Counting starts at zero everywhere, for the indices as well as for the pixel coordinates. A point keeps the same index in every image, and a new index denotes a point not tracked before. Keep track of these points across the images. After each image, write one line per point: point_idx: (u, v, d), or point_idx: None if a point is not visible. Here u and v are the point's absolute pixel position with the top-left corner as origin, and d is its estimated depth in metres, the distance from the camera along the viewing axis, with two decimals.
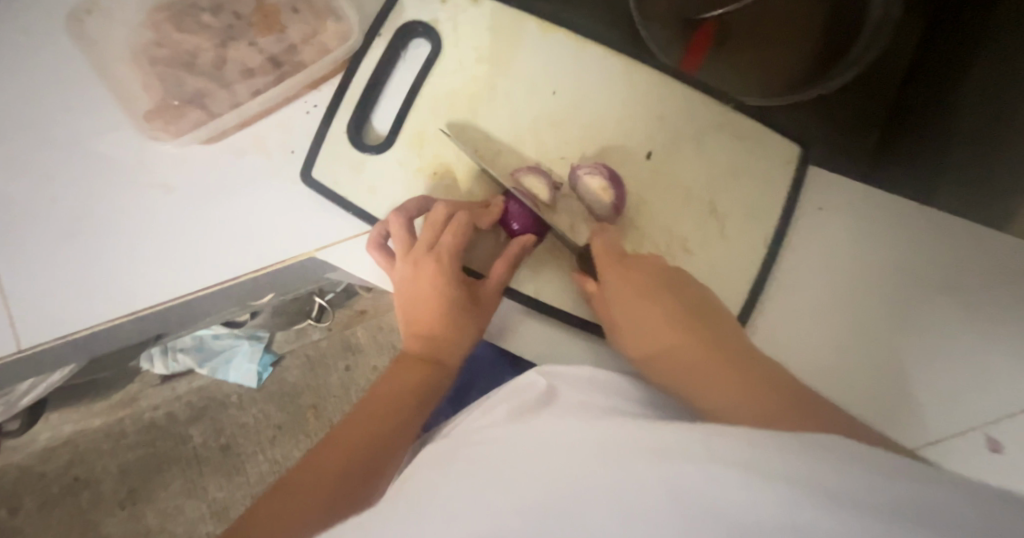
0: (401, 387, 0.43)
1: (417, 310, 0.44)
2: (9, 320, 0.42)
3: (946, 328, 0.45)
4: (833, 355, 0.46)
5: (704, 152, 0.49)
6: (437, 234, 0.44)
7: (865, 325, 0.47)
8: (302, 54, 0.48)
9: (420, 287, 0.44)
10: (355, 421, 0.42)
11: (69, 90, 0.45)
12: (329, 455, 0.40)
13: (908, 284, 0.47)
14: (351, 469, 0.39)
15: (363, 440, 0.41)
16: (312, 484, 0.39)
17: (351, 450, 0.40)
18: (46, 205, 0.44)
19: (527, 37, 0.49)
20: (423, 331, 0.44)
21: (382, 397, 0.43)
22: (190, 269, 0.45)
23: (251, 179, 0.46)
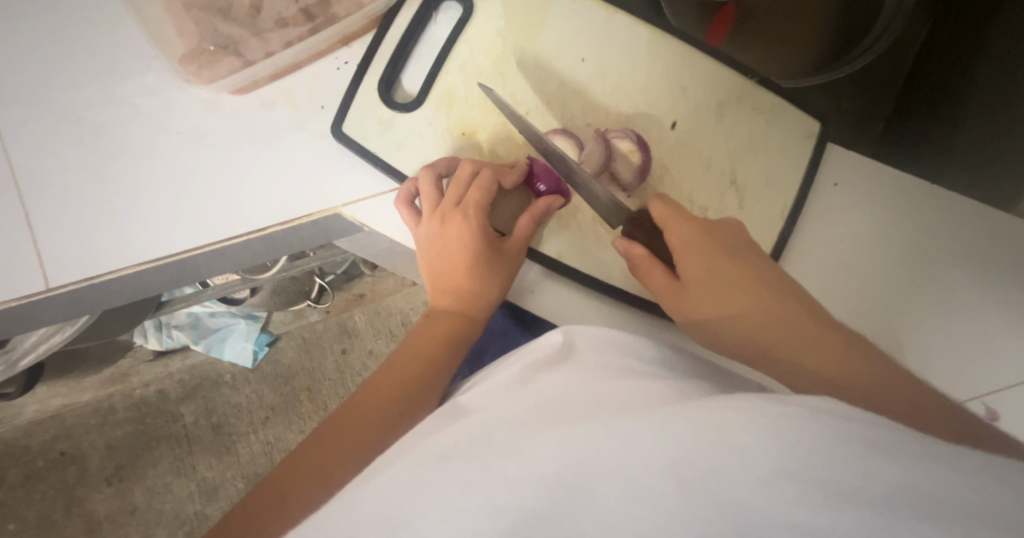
0: (432, 337, 0.45)
1: (446, 265, 0.45)
2: (38, 258, 0.43)
3: (968, 308, 0.47)
4: (854, 319, 0.48)
5: (727, 125, 0.50)
6: (463, 191, 0.45)
7: (874, 300, 0.48)
8: (336, 7, 0.48)
9: (448, 243, 0.45)
10: (390, 368, 0.44)
11: (107, 36, 0.47)
12: (367, 398, 0.42)
13: (931, 266, 0.48)
14: (385, 414, 0.40)
15: (398, 385, 0.42)
16: (348, 429, 0.40)
17: (386, 400, 0.41)
18: (77, 146, 0.45)
19: (557, 4, 0.49)
20: (452, 286, 0.45)
21: (414, 347, 0.44)
22: (215, 220, 0.45)
23: (280, 131, 0.47)
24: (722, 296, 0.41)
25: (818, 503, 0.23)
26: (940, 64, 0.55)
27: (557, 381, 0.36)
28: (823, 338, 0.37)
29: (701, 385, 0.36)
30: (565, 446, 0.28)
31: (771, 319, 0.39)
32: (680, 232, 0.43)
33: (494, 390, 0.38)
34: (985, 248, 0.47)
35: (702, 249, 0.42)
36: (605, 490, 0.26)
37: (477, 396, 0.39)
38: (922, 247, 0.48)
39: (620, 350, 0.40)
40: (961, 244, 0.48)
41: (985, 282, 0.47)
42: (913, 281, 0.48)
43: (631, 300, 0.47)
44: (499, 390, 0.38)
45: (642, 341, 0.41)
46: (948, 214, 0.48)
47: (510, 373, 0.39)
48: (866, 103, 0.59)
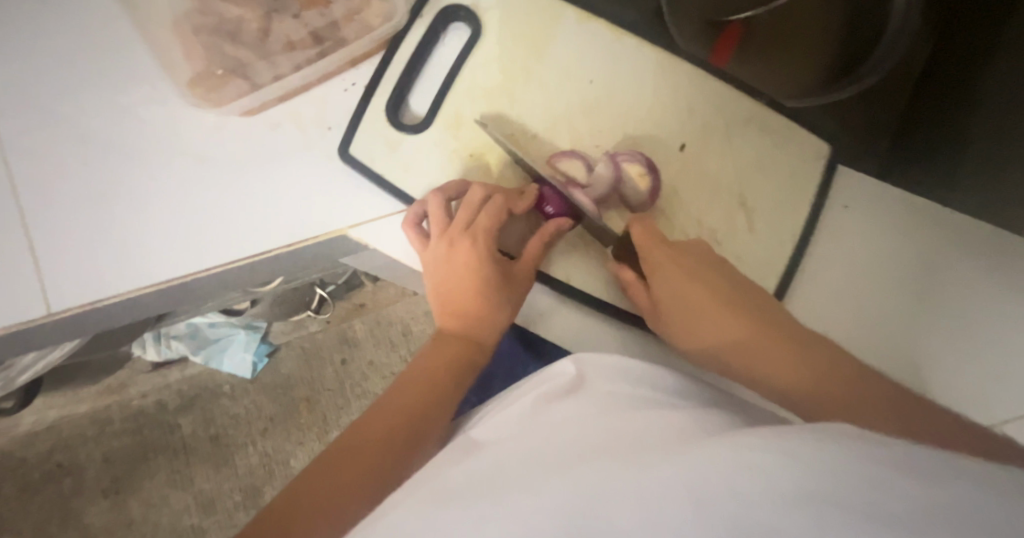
0: (440, 362, 0.44)
1: (454, 288, 0.45)
2: (40, 282, 0.43)
3: (985, 330, 0.47)
4: (866, 341, 0.48)
5: (735, 146, 0.50)
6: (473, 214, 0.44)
7: (887, 324, 0.48)
8: (344, 30, 0.48)
9: (456, 266, 0.44)
10: (397, 394, 0.43)
11: (113, 57, 0.47)
12: (373, 424, 0.41)
13: (933, 286, 0.48)
14: (393, 443, 0.39)
15: (406, 413, 0.41)
16: (354, 457, 0.39)
17: (393, 428, 0.40)
18: (82, 168, 0.45)
19: (565, 25, 0.49)
20: (460, 309, 0.45)
21: (422, 372, 0.43)
22: (220, 241, 0.45)
23: (286, 152, 0.47)
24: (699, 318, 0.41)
25: (852, 528, 0.22)
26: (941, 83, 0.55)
27: (570, 413, 0.36)
28: (826, 367, 0.36)
29: (713, 413, 0.36)
30: (580, 481, 0.27)
31: (753, 345, 0.39)
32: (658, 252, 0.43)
33: (507, 421, 0.38)
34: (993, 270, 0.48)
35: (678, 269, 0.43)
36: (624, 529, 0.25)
37: (488, 430, 0.38)
38: (933, 269, 0.49)
39: (632, 380, 0.39)
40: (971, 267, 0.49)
41: (998, 305, 0.47)
42: (930, 303, 0.48)
43: (641, 322, 0.47)
44: (512, 424, 0.37)
45: (653, 368, 0.41)
46: (954, 237, 0.50)
47: (519, 407, 0.39)
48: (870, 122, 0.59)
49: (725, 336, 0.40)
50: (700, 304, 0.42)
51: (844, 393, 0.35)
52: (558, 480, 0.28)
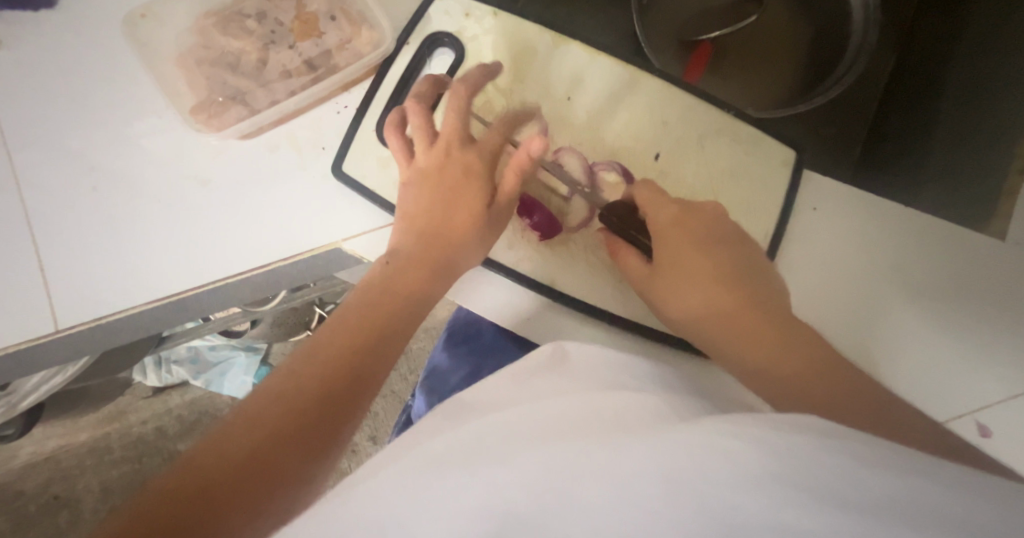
0: (406, 290, 0.44)
1: (439, 192, 0.47)
2: (48, 302, 0.45)
3: (958, 328, 0.48)
4: (840, 337, 0.50)
5: (708, 156, 0.53)
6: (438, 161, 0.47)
7: (856, 320, 0.50)
8: (337, 58, 0.52)
9: (448, 167, 0.47)
10: (358, 311, 0.43)
11: (117, 87, 0.49)
12: (334, 341, 0.41)
13: (907, 285, 0.50)
14: (356, 361, 0.40)
15: (370, 334, 0.42)
16: (311, 374, 0.39)
17: (353, 347, 0.41)
18: (90, 192, 0.47)
19: (544, 48, 0.53)
20: (434, 232, 0.46)
21: (384, 295, 0.44)
22: (219, 258, 0.48)
23: (282, 172, 0.49)
24: (692, 286, 0.45)
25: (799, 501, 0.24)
26: (904, 95, 0.59)
27: (548, 385, 0.39)
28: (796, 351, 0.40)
29: (688, 402, 0.38)
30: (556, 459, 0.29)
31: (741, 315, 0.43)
32: (657, 215, 0.47)
33: (492, 387, 0.41)
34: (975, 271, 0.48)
35: (679, 239, 0.46)
36: (597, 504, 0.27)
37: (475, 393, 0.41)
38: (907, 268, 0.50)
39: (614, 367, 0.42)
40: (949, 266, 0.49)
41: (977, 305, 0.48)
42: (900, 301, 0.50)
43: (622, 324, 0.49)
44: (498, 395, 0.40)
45: (634, 359, 0.43)
46: (931, 237, 0.50)
47: (507, 376, 0.42)
48: (839, 132, 0.62)
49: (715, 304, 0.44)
50: (701, 274, 0.45)
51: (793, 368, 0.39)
52: (533, 455, 0.30)
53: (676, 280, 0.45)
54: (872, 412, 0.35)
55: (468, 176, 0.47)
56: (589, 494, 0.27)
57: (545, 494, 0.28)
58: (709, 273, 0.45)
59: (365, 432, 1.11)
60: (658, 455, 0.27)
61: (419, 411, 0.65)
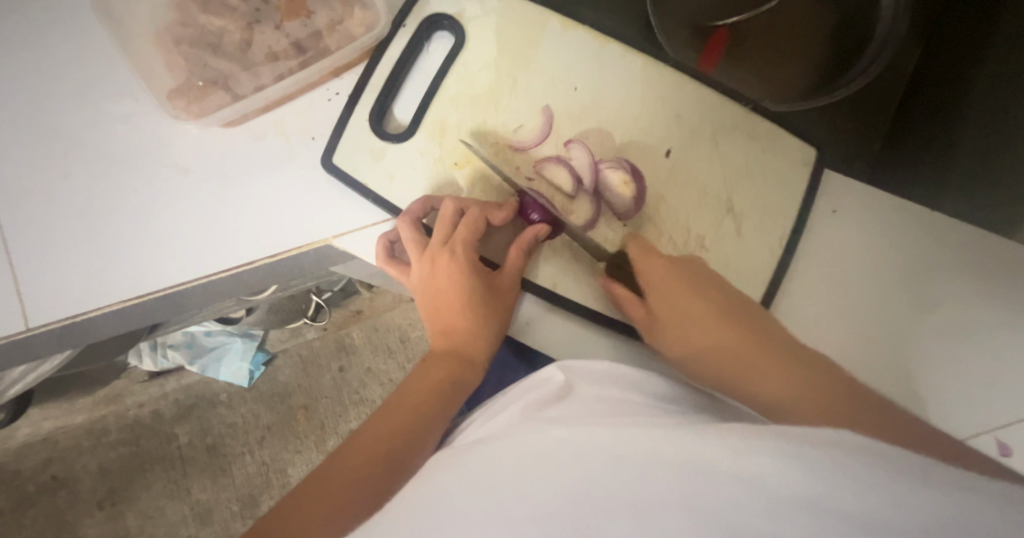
0: (434, 378, 0.43)
1: (442, 307, 0.45)
2: (19, 298, 0.42)
3: (982, 334, 0.46)
4: (865, 345, 0.47)
5: (722, 151, 0.49)
6: (449, 231, 0.44)
7: (882, 331, 0.48)
8: (327, 40, 0.48)
9: (438, 287, 0.45)
10: (390, 409, 0.42)
11: (96, 70, 0.46)
12: (369, 442, 0.40)
13: (929, 294, 0.48)
14: (394, 454, 0.39)
15: (405, 423, 0.41)
16: (347, 478, 0.38)
17: (389, 441, 0.40)
18: (65, 180, 0.45)
19: (550, 32, 0.49)
20: (448, 324, 0.45)
21: (415, 387, 0.43)
22: (204, 251, 0.45)
23: (270, 161, 0.46)
24: (689, 323, 0.43)
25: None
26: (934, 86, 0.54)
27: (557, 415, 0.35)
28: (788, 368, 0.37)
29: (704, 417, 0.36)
30: (567, 500, 0.27)
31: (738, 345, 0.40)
32: (648, 266, 0.45)
33: (500, 426, 0.37)
34: (982, 273, 0.48)
35: (666, 283, 0.44)
36: None
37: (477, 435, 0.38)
38: (921, 272, 0.49)
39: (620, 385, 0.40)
40: (961, 270, 0.48)
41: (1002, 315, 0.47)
42: (921, 305, 0.48)
43: (627, 331, 0.46)
44: (502, 426, 0.37)
45: (646, 374, 0.41)
46: (944, 239, 0.49)
47: (511, 410, 0.39)
48: (862, 125, 0.58)
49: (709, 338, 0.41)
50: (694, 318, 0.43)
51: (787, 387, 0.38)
52: (535, 499, 0.28)
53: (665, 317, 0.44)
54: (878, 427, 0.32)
55: (458, 261, 0.44)
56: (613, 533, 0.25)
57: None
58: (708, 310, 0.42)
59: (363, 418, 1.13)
60: (682, 484, 0.25)
61: None
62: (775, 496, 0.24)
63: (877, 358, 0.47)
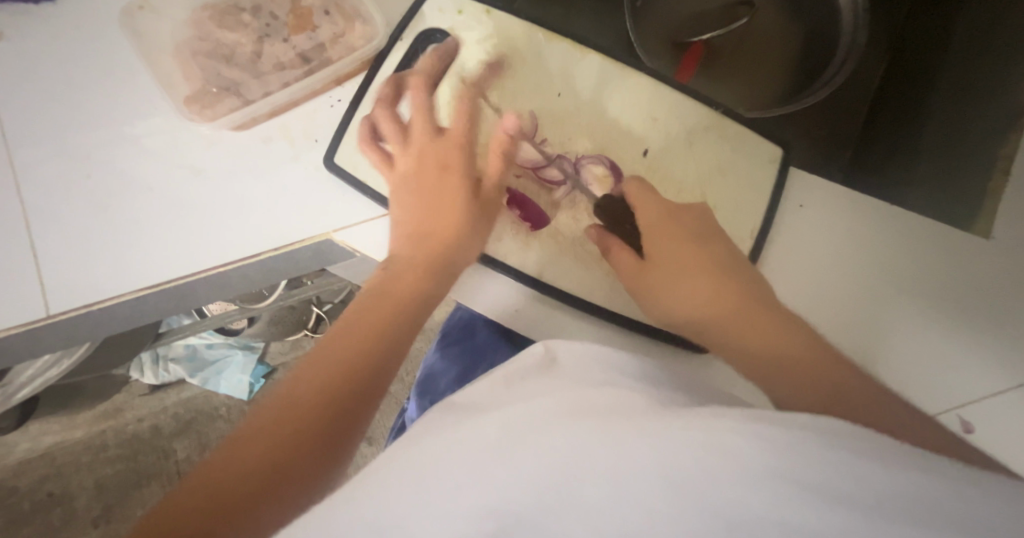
0: (409, 275, 0.45)
1: (422, 205, 0.47)
2: (40, 287, 0.46)
3: (947, 336, 0.48)
4: (842, 333, 0.49)
5: (696, 152, 0.53)
6: (436, 157, 0.48)
7: (855, 326, 0.49)
8: (330, 51, 0.52)
9: (422, 180, 0.48)
10: (359, 311, 0.43)
11: (116, 78, 0.50)
12: (345, 341, 0.41)
13: (899, 288, 0.50)
14: (374, 348, 0.41)
15: (381, 325, 0.42)
16: (328, 378, 0.38)
17: (366, 337, 0.41)
18: (85, 180, 0.48)
19: (535, 44, 0.53)
20: (423, 224, 0.47)
21: (385, 287, 0.45)
22: (212, 245, 0.48)
23: (275, 161, 0.50)
24: (690, 280, 0.44)
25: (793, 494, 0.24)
26: (898, 96, 0.59)
27: (537, 388, 0.38)
28: (789, 325, 0.40)
29: (678, 396, 0.38)
30: (551, 458, 0.29)
31: (740, 299, 0.42)
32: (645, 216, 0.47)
33: (484, 390, 0.39)
34: (951, 280, 0.49)
35: (665, 232, 0.46)
36: (598, 505, 0.27)
37: (467, 395, 0.40)
38: (894, 264, 0.50)
39: (601, 364, 0.42)
40: (929, 269, 0.50)
41: (966, 318, 0.48)
42: (892, 297, 0.50)
43: (610, 317, 0.49)
44: (485, 388, 0.40)
45: (621, 354, 0.44)
46: (917, 234, 0.50)
47: (495, 380, 0.41)
48: (832, 131, 0.62)
49: (716, 299, 0.43)
50: (685, 264, 0.44)
51: (777, 339, 0.39)
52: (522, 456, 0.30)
53: (664, 269, 0.45)
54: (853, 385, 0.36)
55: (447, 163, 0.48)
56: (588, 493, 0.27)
57: (546, 491, 0.28)
58: (700, 260, 0.44)
59: None
60: (658, 451, 0.27)
61: (409, 418, 0.67)
62: (739, 447, 0.26)
63: (856, 340, 0.49)
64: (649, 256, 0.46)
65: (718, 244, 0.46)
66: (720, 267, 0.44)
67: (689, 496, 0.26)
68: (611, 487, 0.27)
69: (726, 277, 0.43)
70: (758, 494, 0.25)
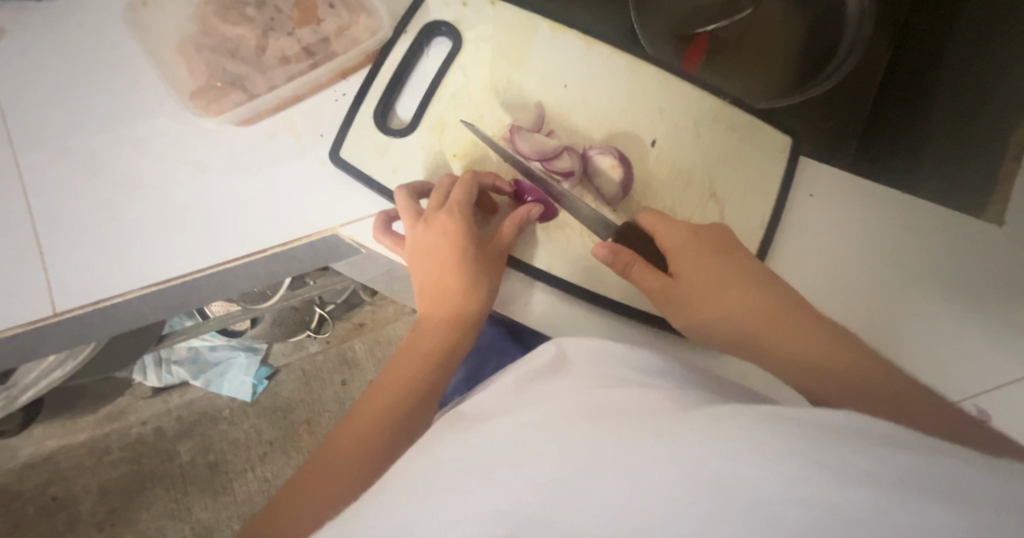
0: (423, 345, 0.46)
1: (433, 272, 0.47)
2: (46, 285, 0.45)
3: (961, 320, 0.47)
4: (855, 319, 0.49)
5: (704, 143, 0.53)
6: (460, 212, 0.46)
7: (865, 313, 0.49)
8: (335, 45, 0.52)
9: (430, 248, 0.47)
10: (380, 384, 0.45)
11: (119, 75, 0.50)
12: (363, 417, 0.44)
13: (918, 283, 0.49)
14: (388, 430, 0.42)
15: (395, 401, 0.44)
16: (341, 458, 0.42)
17: (381, 416, 0.43)
18: (90, 177, 0.48)
19: (540, 36, 0.53)
20: (439, 294, 0.47)
21: (402, 361, 0.46)
22: (219, 242, 0.48)
23: (281, 157, 0.50)
24: (712, 298, 0.44)
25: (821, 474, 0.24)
26: (903, 84, 0.58)
27: (551, 391, 0.37)
28: (809, 338, 0.40)
29: (690, 391, 0.38)
30: (568, 454, 0.29)
31: (762, 318, 0.42)
32: (668, 234, 0.46)
33: (493, 397, 0.40)
34: (968, 261, 0.48)
35: (688, 250, 0.45)
36: (617, 496, 0.27)
37: (479, 402, 0.40)
38: (909, 252, 0.50)
39: (612, 358, 0.42)
40: (946, 257, 0.49)
41: (981, 302, 0.48)
42: (906, 285, 0.49)
43: (620, 310, 0.49)
44: (495, 395, 0.40)
45: (631, 350, 0.43)
46: (932, 223, 0.50)
47: (506, 381, 0.42)
48: (840, 123, 0.62)
49: (736, 321, 0.43)
50: (707, 284, 0.44)
51: (808, 353, 0.40)
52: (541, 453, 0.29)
53: (687, 289, 0.44)
54: (875, 394, 0.36)
55: (451, 228, 0.46)
56: (604, 485, 0.27)
57: (563, 479, 0.28)
58: (723, 279, 0.44)
59: None
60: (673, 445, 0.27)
61: None
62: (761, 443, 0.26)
63: (867, 327, 0.49)
64: (677, 273, 0.45)
65: (741, 262, 0.45)
66: (748, 283, 0.44)
67: (709, 482, 0.25)
68: (631, 481, 0.27)
69: (747, 292, 0.43)
70: (780, 478, 0.25)
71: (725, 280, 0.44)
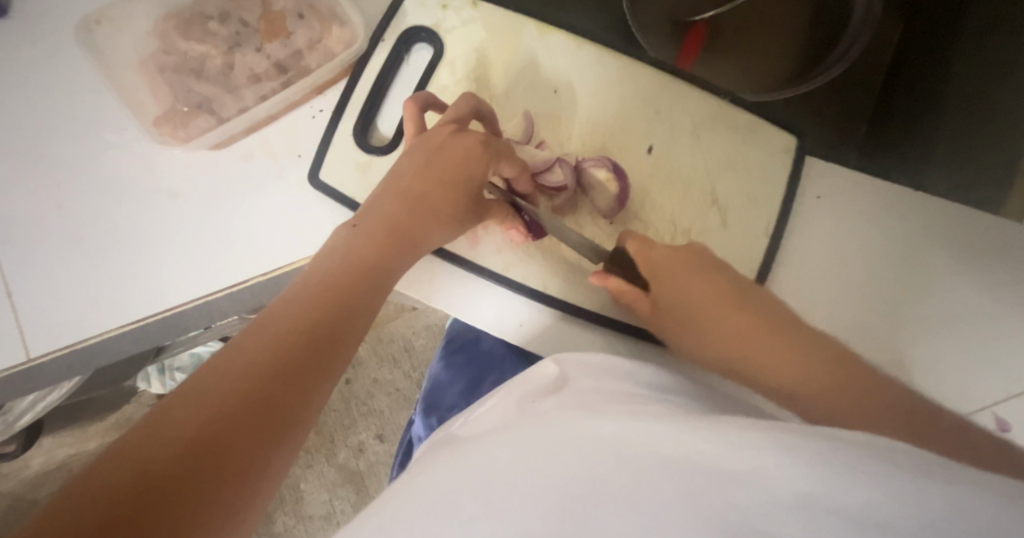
0: (366, 256, 0.39)
1: (427, 186, 0.43)
2: (19, 329, 0.44)
3: (988, 316, 0.44)
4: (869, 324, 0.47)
5: (704, 146, 0.50)
6: (446, 140, 0.44)
7: (877, 318, 0.47)
8: (308, 59, 0.49)
9: (446, 155, 0.43)
10: (300, 301, 0.34)
11: (80, 99, 0.47)
12: (275, 331, 0.31)
13: (927, 289, 0.46)
14: (319, 354, 0.32)
15: (332, 316, 0.34)
16: (248, 380, 0.29)
17: (308, 332, 0.32)
18: (57, 210, 0.46)
19: (526, 38, 0.50)
20: (414, 203, 0.42)
21: (335, 273, 0.37)
22: (196, 274, 0.46)
23: (257, 181, 0.47)
24: (707, 321, 0.42)
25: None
26: (918, 66, 0.54)
27: (550, 407, 0.35)
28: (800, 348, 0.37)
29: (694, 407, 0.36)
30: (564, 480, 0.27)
31: (758, 329, 0.39)
32: (653, 255, 0.44)
33: (492, 420, 0.37)
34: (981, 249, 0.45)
35: (676, 269, 0.43)
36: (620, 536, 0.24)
37: (471, 427, 0.38)
38: (920, 249, 0.47)
39: (613, 375, 0.40)
40: (963, 248, 0.46)
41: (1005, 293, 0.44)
42: (918, 287, 0.47)
43: (618, 327, 0.47)
44: (499, 418, 0.38)
45: (634, 365, 0.41)
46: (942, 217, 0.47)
47: (502, 403, 0.40)
48: (843, 108, 0.59)
49: (739, 336, 0.40)
50: (704, 302, 0.42)
51: (799, 364, 0.36)
52: (530, 482, 0.27)
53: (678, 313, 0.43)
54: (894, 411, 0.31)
55: (477, 145, 0.44)
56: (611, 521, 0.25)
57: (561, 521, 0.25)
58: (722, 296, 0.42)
59: (371, 430, 1.11)
60: (683, 480, 0.25)
61: (418, 432, 0.64)
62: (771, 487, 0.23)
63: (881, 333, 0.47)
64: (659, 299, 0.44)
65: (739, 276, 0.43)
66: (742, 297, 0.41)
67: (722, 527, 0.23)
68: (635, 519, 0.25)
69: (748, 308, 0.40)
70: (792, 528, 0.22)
71: (726, 298, 0.42)
